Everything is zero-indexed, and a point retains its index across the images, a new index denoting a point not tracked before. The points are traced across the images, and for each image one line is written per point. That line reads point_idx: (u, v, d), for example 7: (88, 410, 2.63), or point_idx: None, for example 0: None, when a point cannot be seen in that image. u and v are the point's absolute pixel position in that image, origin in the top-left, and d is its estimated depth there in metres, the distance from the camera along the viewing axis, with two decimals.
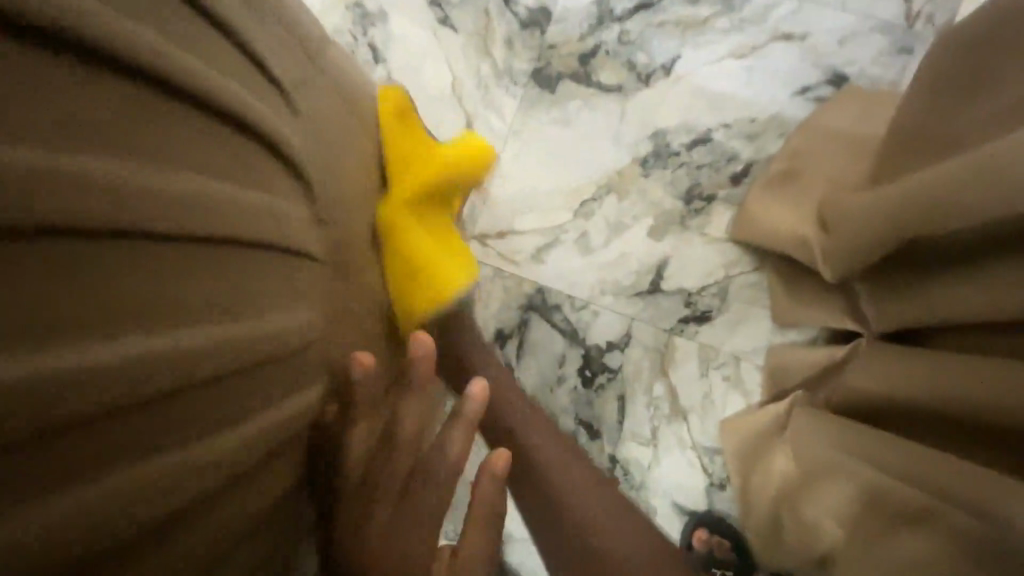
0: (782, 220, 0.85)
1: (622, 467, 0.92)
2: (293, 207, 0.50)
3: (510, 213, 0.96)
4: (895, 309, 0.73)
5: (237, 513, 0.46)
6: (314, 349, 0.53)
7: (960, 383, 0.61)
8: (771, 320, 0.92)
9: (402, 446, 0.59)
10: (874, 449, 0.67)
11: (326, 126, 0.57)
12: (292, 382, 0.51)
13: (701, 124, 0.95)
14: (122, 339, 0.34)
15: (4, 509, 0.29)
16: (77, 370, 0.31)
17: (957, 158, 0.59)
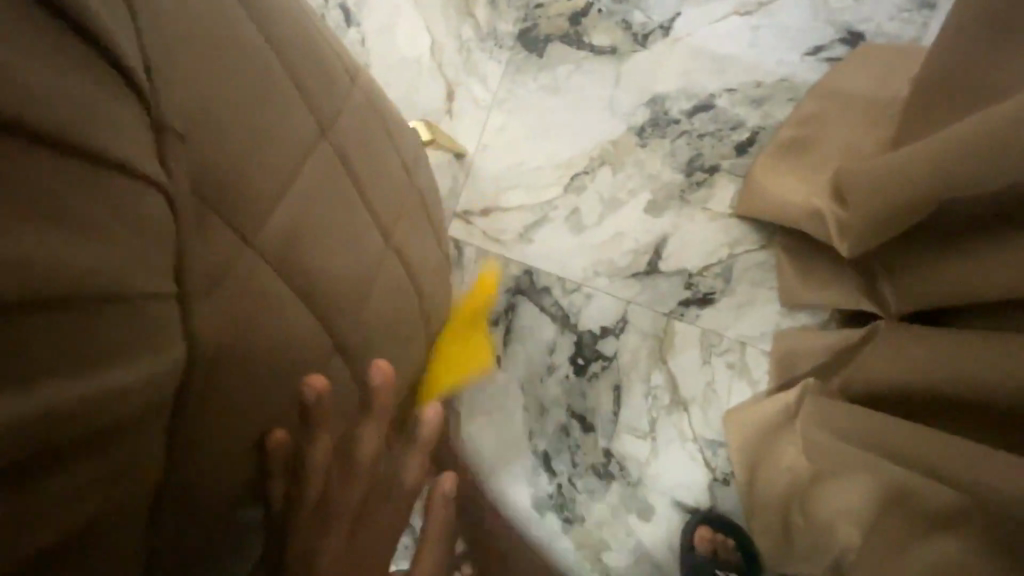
0: (791, 192, 0.77)
1: (618, 462, 0.86)
2: (275, 164, 0.39)
3: (496, 189, 0.88)
4: (918, 287, 0.66)
5: (172, 519, 0.36)
6: (295, 332, 0.43)
7: (984, 365, 0.53)
8: (778, 302, 0.84)
9: (358, 473, 0.43)
10: (883, 434, 0.60)
11: (307, 69, 0.44)
12: (268, 370, 0.41)
13: (704, 89, 0.87)
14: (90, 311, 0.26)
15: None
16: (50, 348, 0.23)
17: (987, 109, 0.51)
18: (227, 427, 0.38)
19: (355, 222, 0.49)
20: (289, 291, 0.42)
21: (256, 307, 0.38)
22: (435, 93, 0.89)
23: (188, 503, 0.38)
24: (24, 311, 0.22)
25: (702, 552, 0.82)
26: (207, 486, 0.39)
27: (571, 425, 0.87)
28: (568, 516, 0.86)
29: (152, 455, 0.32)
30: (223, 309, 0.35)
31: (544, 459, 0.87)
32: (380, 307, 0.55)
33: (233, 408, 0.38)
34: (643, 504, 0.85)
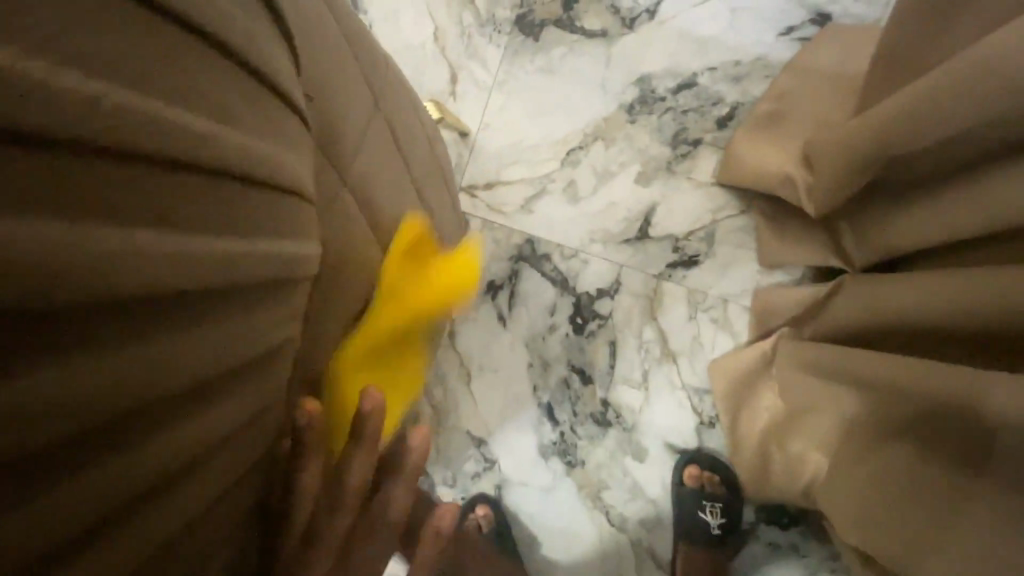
0: (768, 161, 0.86)
1: (614, 410, 0.95)
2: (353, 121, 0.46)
3: (498, 164, 0.96)
4: (877, 240, 0.75)
5: (208, 491, 0.31)
6: (358, 273, 0.50)
7: (934, 296, 0.62)
8: (757, 262, 0.93)
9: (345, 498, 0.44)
10: (849, 362, 0.69)
11: (356, 47, 0.50)
12: (334, 302, 0.48)
13: (687, 69, 0.94)
14: (187, 217, 0.25)
15: (51, 386, 0.19)
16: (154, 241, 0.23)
17: (929, 77, 0.59)
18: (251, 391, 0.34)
19: (396, 184, 0.56)
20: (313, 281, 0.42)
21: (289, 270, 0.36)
22: (439, 76, 0.96)
23: (216, 485, 0.32)
24: (50, 156, 0.18)
25: (689, 487, 0.92)
26: (236, 469, 0.35)
27: (571, 379, 0.96)
28: (570, 460, 0.96)
29: (203, 395, 0.28)
30: (245, 240, 0.30)
31: (547, 410, 0.96)
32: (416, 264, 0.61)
33: (255, 372, 0.34)
34: (637, 447, 0.95)
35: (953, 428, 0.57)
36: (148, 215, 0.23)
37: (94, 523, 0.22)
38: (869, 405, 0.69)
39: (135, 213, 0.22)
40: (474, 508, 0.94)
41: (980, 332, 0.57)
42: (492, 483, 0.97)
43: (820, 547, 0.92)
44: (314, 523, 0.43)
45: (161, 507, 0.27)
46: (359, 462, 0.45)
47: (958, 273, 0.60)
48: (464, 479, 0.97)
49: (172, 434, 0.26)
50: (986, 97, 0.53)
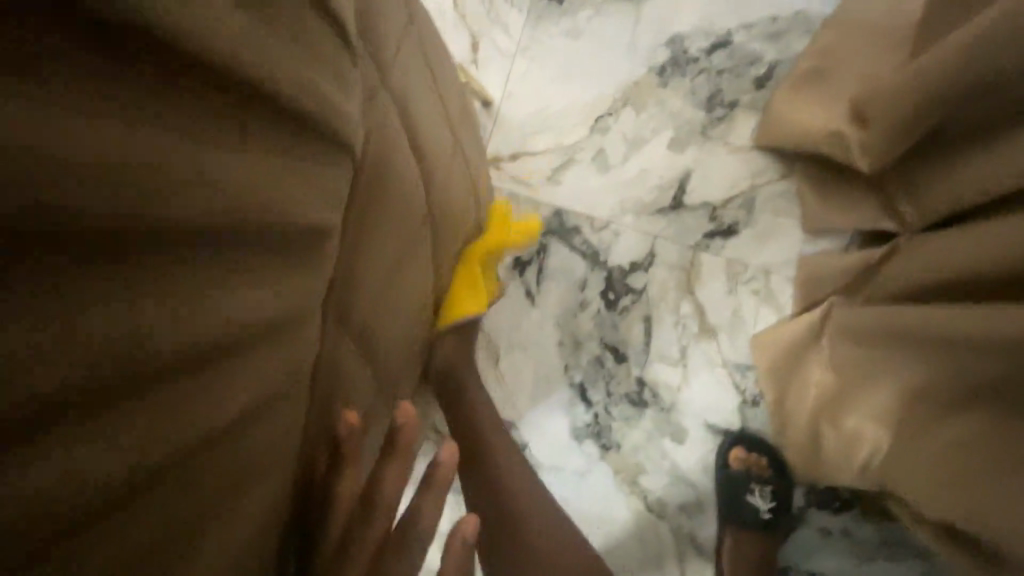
0: (811, 119, 0.80)
1: (650, 389, 0.90)
2: (390, 52, 0.42)
3: (523, 134, 0.92)
4: (935, 195, 0.69)
5: (228, 422, 0.26)
6: (404, 222, 0.46)
7: (1007, 243, 0.56)
8: (800, 230, 0.88)
9: (376, 510, 0.40)
10: (909, 322, 0.64)
11: None
12: (382, 257, 0.44)
13: (721, 27, 0.90)
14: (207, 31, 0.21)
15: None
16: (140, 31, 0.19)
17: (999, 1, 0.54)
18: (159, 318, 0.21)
19: (440, 133, 0.53)
20: (312, 188, 0.31)
21: (253, 138, 0.26)
22: (461, 45, 0.92)
23: (172, 450, 0.23)
24: None
25: (735, 469, 0.87)
26: (264, 409, 0.30)
27: (605, 357, 0.91)
28: (605, 443, 0.91)
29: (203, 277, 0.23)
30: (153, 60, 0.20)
31: (580, 390, 0.91)
32: (454, 225, 0.58)
33: (170, 281, 0.21)
34: (676, 428, 0.90)
35: None
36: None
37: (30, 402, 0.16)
38: (937, 369, 0.63)
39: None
40: None
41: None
42: None
43: (876, 527, 0.87)
44: (346, 541, 0.39)
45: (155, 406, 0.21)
46: (392, 470, 0.41)
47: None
48: None
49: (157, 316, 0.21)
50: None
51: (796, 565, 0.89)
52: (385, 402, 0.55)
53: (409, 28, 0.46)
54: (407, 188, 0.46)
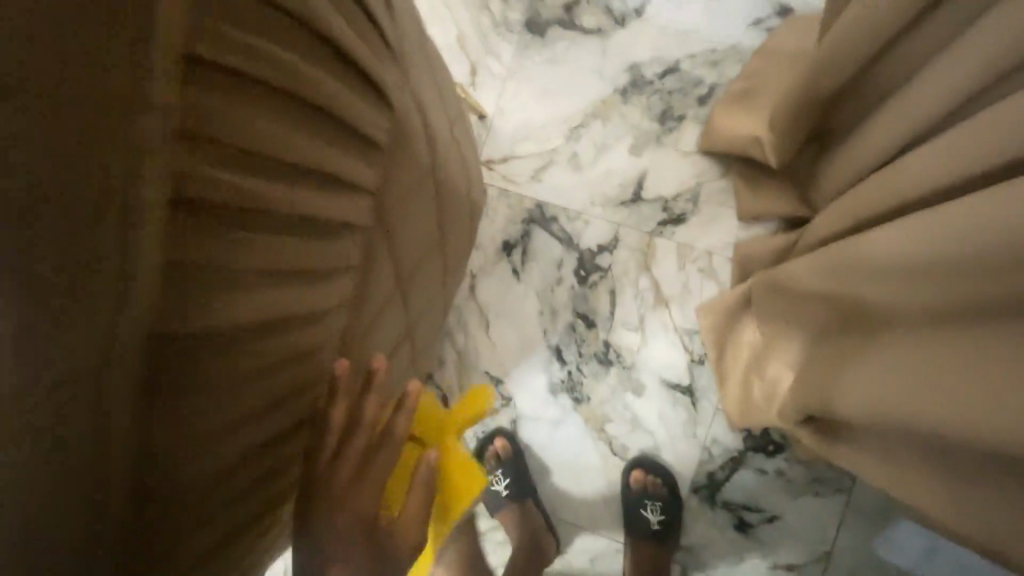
0: (739, 128, 1.00)
1: (615, 350, 1.08)
2: (420, 66, 0.62)
3: (512, 141, 1.12)
4: (827, 181, 0.88)
5: (272, 313, 0.39)
6: (436, 179, 0.66)
7: (862, 210, 0.75)
8: (736, 219, 1.07)
9: (358, 429, 0.49)
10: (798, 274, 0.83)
11: None
12: (429, 200, 0.64)
13: (671, 57, 1.11)
14: (278, 71, 0.34)
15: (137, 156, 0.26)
16: (234, 69, 0.31)
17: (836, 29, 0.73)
18: (165, 110, 0.27)
19: (446, 126, 0.72)
20: (345, 97, 0.40)
21: (309, 128, 0.38)
22: (463, 71, 1.14)
23: (224, 332, 0.35)
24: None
25: (636, 489, 1.04)
26: (306, 306, 0.43)
27: (577, 324, 1.09)
28: (577, 397, 1.09)
29: (262, 216, 0.35)
30: (245, 86, 0.32)
31: (556, 351, 1.09)
32: (455, 196, 0.77)
33: (237, 216, 0.33)
34: (636, 383, 1.08)
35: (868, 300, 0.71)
36: (227, 27, 0.30)
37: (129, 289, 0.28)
38: (813, 311, 0.81)
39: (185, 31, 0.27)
40: (492, 441, 1.09)
41: (889, 213, 0.70)
42: (509, 418, 1.10)
43: (803, 467, 1.04)
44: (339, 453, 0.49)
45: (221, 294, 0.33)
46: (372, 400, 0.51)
47: (877, 176, 0.73)
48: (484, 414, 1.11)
49: (231, 228, 0.33)
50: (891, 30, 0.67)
51: (738, 500, 1.05)
52: (404, 323, 0.73)
53: (427, 48, 0.66)
54: (432, 157, 0.65)
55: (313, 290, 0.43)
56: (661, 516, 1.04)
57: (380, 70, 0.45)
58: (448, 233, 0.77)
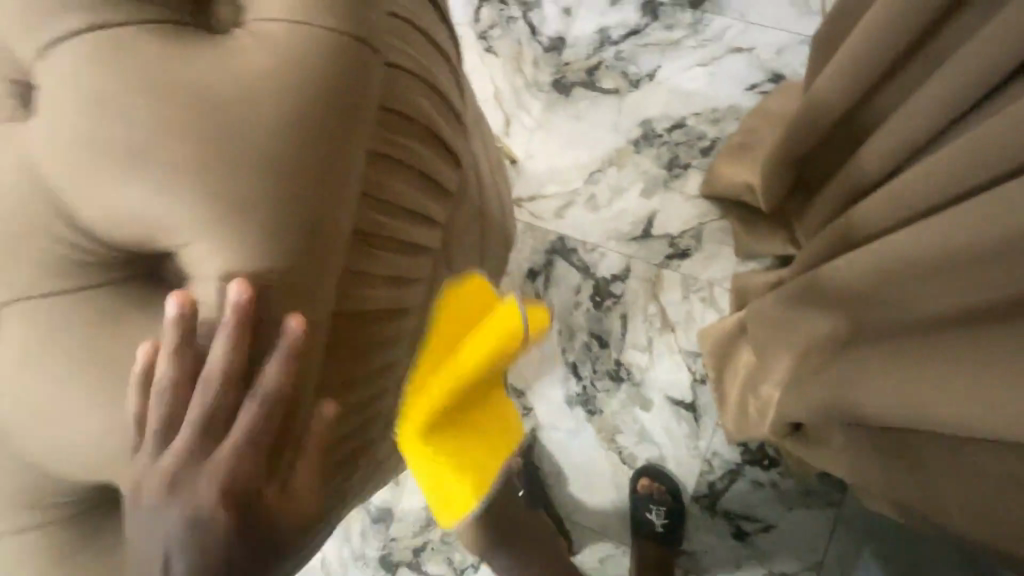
0: (736, 176, 1.15)
1: (626, 368, 1.22)
2: (477, 126, 0.79)
3: (538, 183, 1.30)
4: (812, 223, 1.03)
5: (394, 310, 0.57)
6: (485, 214, 0.83)
7: (836, 247, 0.89)
8: (735, 254, 1.21)
9: (203, 386, 0.43)
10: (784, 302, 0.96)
11: None
12: (479, 232, 0.80)
13: (678, 114, 1.28)
14: (405, 147, 0.53)
15: (333, 202, 0.47)
16: (379, 148, 0.51)
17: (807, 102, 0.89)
18: (344, 175, 0.48)
19: (491, 171, 0.89)
20: (435, 160, 0.57)
21: (423, 184, 0.57)
22: (498, 122, 1.33)
23: (369, 314, 0.53)
24: (366, 99, 0.49)
25: (642, 494, 1.15)
26: (409, 308, 0.60)
27: (592, 343, 1.23)
28: (591, 409, 1.22)
29: (394, 240, 0.54)
30: (387, 157, 0.52)
31: (573, 368, 1.23)
32: (497, 230, 0.93)
33: (379, 241, 0.53)
34: (644, 399, 1.20)
35: (839, 323, 0.84)
36: (377, 124, 0.50)
37: (323, 280, 0.48)
38: (795, 336, 0.94)
39: (357, 130, 0.48)
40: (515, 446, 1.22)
41: (853, 246, 0.85)
42: (529, 427, 1.23)
43: (796, 480, 1.14)
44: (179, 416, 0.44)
45: (367, 288, 0.52)
46: (218, 347, 0.43)
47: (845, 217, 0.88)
48: None
49: (373, 247, 0.52)
50: (849, 102, 0.82)
51: (736, 510, 1.15)
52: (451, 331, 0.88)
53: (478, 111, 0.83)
54: (483, 198, 0.82)
55: (414, 297, 0.60)
56: (665, 521, 1.14)
57: (454, 137, 0.62)
58: (490, 260, 0.93)
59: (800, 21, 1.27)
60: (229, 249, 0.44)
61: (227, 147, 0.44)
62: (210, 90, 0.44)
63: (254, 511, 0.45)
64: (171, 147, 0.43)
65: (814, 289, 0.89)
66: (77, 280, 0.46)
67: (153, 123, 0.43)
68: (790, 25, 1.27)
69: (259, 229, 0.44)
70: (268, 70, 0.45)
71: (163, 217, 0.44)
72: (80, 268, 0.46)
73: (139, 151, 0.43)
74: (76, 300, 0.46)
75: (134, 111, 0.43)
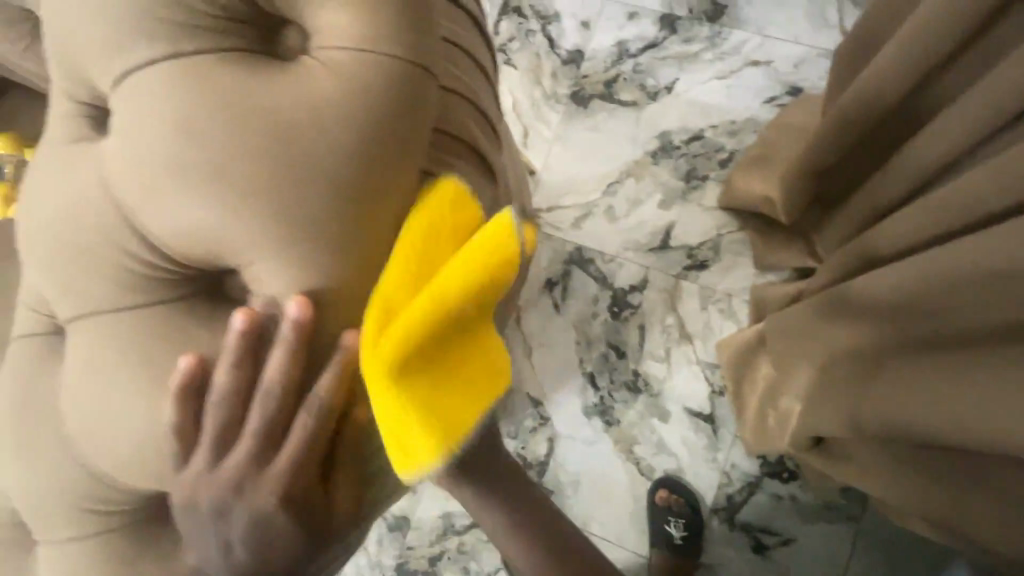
0: (754, 189, 1.15)
1: (644, 379, 1.22)
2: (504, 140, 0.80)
3: (556, 194, 1.31)
4: (832, 236, 1.03)
5: None
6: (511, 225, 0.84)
7: (857, 260, 0.89)
8: (754, 266, 1.22)
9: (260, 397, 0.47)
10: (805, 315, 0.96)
11: None
12: None
13: (696, 126, 1.29)
14: (454, 165, 0.54)
15: (388, 220, 0.48)
16: (430, 165, 0.52)
17: (829, 118, 0.90)
18: (399, 192, 0.49)
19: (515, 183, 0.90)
20: (476, 176, 0.58)
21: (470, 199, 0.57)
22: (516, 134, 1.34)
23: None
24: (420, 118, 0.50)
25: (660, 505, 1.15)
26: None
27: (610, 353, 1.24)
28: (608, 419, 1.22)
29: None
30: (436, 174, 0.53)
31: (590, 378, 1.23)
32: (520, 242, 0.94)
33: None
34: (662, 410, 1.20)
35: (861, 336, 0.84)
36: (428, 142, 0.51)
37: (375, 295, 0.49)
38: (815, 349, 0.94)
39: (411, 148, 0.49)
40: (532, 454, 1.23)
41: (877, 260, 0.85)
42: (547, 437, 1.23)
43: (815, 494, 1.13)
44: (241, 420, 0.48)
45: None
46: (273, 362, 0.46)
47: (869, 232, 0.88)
48: (525, 432, 1.24)
49: None
50: (872, 118, 0.82)
51: (755, 523, 1.15)
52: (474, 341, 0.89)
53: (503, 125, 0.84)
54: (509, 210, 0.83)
55: None
56: (684, 533, 1.14)
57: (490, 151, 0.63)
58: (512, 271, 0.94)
59: (818, 35, 1.27)
60: (292, 266, 0.46)
61: (294, 167, 0.45)
62: (279, 112, 0.45)
63: (312, 509, 0.51)
64: (243, 170, 0.45)
65: (835, 302, 0.89)
66: (156, 291, 0.51)
67: (226, 144, 0.45)
68: (808, 38, 1.28)
69: (322, 247, 0.46)
70: (336, 94, 0.47)
71: (233, 233, 0.46)
72: (146, 284, 0.51)
73: (215, 173, 0.45)
74: (154, 311, 0.51)
75: (209, 133, 0.45)
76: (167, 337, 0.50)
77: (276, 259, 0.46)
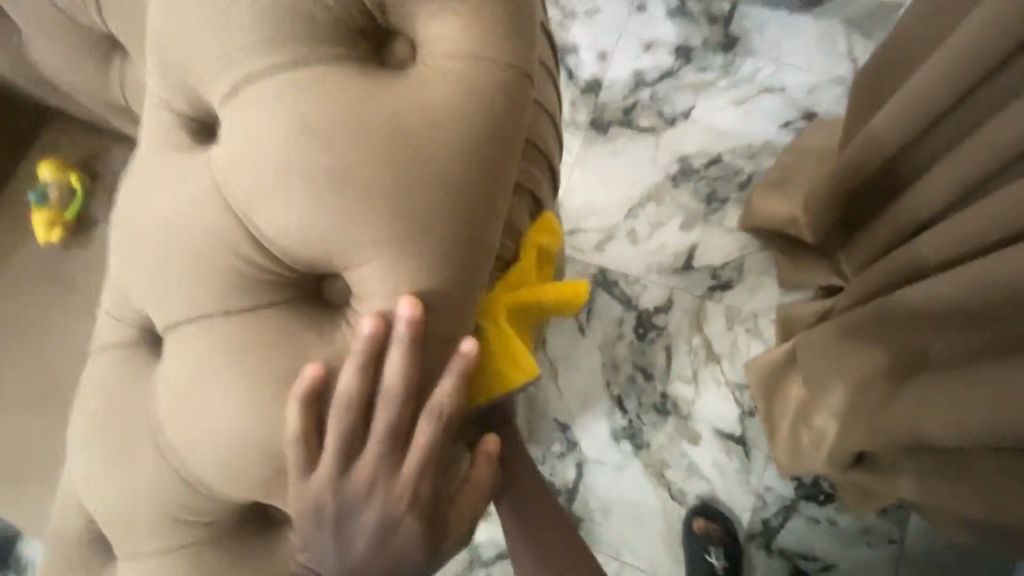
0: (776, 209, 1.17)
1: (673, 401, 1.21)
2: None
3: (579, 217, 1.32)
4: (858, 254, 1.04)
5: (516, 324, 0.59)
6: None
7: (888, 276, 0.90)
8: (778, 285, 1.23)
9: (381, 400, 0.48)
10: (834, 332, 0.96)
11: None
12: None
13: (715, 150, 1.32)
14: None
15: (490, 224, 0.50)
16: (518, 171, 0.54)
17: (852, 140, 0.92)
18: (499, 197, 0.51)
19: None
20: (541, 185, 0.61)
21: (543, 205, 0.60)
22: None
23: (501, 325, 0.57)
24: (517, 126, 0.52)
25: (697, 533, 1.12)
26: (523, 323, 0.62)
27: (637, 375, 1.23)
28: (638, 443, 1.20)
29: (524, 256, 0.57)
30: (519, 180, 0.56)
31: (618, 401, 1.22)
32: None
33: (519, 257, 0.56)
34: (693, 432, 1.19)
35: (898, 351, 0.84)
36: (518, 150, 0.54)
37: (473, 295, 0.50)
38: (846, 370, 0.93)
39: (509, 155, 0.51)
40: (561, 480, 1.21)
41: (909, 276, 0.86)
42: (575, 462, 1.21)
43: (853, 517, 1.11)
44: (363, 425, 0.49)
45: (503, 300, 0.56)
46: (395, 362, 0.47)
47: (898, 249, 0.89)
48: (552, 457, 1.22)
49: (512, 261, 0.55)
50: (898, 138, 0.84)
51: (793, 548, 1.12)
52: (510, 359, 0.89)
53: None
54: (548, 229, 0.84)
55: None
56: (722, 560, 1.10)
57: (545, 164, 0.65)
58: None
59: (829, 62, 1.32)
60: (399, 265, 0.47)
61: (409, 170, 0.47)
62: (399, 116, 0.47)
63: (433, 521, 0.51)
64: (356, 171, 0.46)
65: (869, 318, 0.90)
66: (247, 301, 0.52)
67: (347, 145, 0.46)
68: (819, 66, 1.32)
69: (431, 247, 0.47)
70: (448, 100, 0.48)
71: (343, 233, 0.47)
72: (236, 295, 0.52)
73: (332, 173, 0.46)
74: (242, 325, 0.52)
75: (330, 134, 0.46)
76: (258, 349, 0.51)
77: (383, 259, 0.47)
